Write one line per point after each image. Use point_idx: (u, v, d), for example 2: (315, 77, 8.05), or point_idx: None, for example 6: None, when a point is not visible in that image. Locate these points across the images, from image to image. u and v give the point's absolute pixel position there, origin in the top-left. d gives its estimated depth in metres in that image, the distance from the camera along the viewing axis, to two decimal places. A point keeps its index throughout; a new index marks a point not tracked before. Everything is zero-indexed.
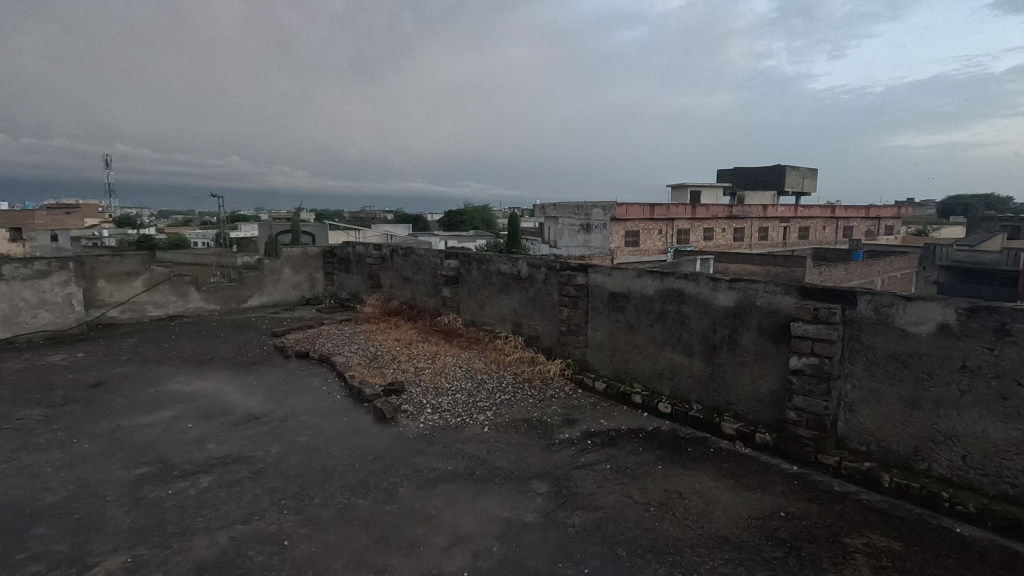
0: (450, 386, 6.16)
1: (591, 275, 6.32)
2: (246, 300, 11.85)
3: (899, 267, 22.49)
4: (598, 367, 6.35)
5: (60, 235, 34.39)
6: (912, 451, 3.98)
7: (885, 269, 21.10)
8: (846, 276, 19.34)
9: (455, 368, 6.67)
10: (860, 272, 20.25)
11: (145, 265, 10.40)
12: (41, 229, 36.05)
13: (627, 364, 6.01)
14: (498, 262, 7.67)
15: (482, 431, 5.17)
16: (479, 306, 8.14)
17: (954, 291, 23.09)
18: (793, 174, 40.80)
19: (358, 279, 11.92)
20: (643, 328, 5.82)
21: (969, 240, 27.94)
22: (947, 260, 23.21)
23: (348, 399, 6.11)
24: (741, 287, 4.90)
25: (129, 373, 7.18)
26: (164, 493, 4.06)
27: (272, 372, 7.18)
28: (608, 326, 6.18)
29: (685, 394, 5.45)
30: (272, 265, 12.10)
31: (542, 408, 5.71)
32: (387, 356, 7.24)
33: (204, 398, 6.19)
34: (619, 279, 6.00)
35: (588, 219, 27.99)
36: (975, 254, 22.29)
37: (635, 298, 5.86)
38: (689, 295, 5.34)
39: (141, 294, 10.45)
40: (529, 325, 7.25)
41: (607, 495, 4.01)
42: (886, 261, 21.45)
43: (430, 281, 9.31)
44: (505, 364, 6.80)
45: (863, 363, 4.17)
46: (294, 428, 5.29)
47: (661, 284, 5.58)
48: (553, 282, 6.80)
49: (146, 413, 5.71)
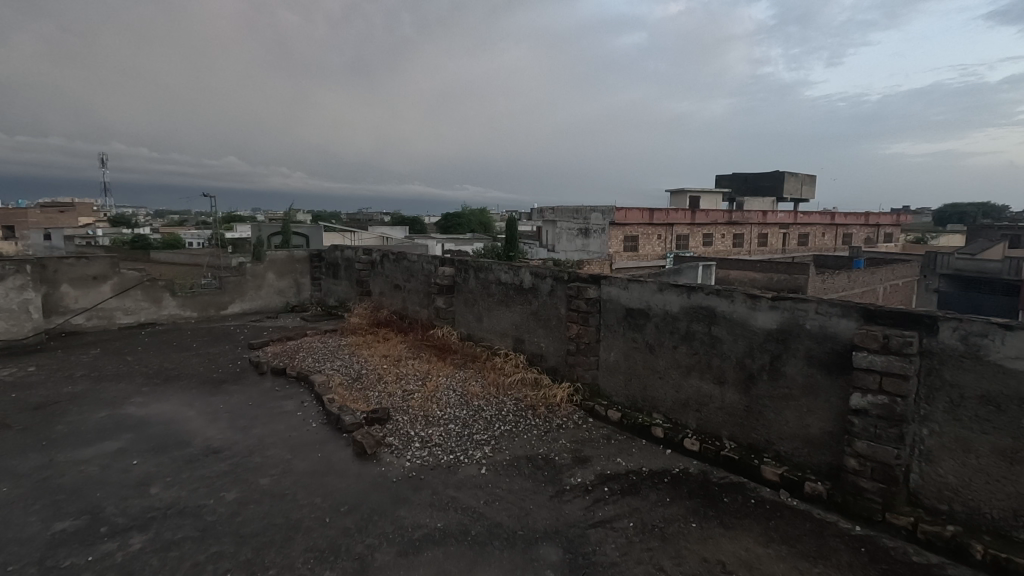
0: (443, 414, 5.39)
1: (604, 288, 5.56)
2: (226, 306, 11.03)
3: (901, 275, 21.92)
4: (611, 393, 5.59)
5: (52, 232, 33.86)
6: (1010, 515, 3.22)
7: (889, 278, 20.49)
8: (844, 286, 18.97)
9: (449, 391, 5.89)
10: (861, 278, 19.78)
11: (114, 268, 9.62)
12: (35, 228, 35.00)
13: (645, 390, 5.26)
14: (498, 271, 6.90)
15: (479, 473, 4.39)
16: (476, 318, 7.37)
17: (956, 301, 22.54)
18: (792, 181, 40.32)
19: (346, 285, 11.11)
20: (664, 350, 5.06)
21: (971, 247, 27.36)
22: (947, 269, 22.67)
23: (325, 428, 5.32)
24: (787, 306, 4.16)
25: (81, 391, 6.37)
26: (82, 562, 3.26)
27: (243, 392, 6.39)
28: (624, 346, 5.42)
29: (715, 429, 4.68)
30: (255, 269, 11.30)
31: (548, 444, 4.94)
32: (372, 375, 6.46)
33: (160, 426, 5.40)
34: (636, 293, 5.25)
35: (588, 223, 27.32)
36: (977, 263, 21.73)
37: (655, 316, 5.10)
38: (722, 315, 4.59)
39: (110, 300, 9.67)
40: (533, 341, 6.48)
41: (633, 567, 3.24)
42: (889, 269, 20.92)
43: (423, 290, 8.53)
44: (504, 387, 6.02)
45: (945, 404, 3.43)
46: (258, 466, 4.49)
47: (687, 301, 4.83)
48: (560, 295, 6.04)
49: (89, 444, 4.92)
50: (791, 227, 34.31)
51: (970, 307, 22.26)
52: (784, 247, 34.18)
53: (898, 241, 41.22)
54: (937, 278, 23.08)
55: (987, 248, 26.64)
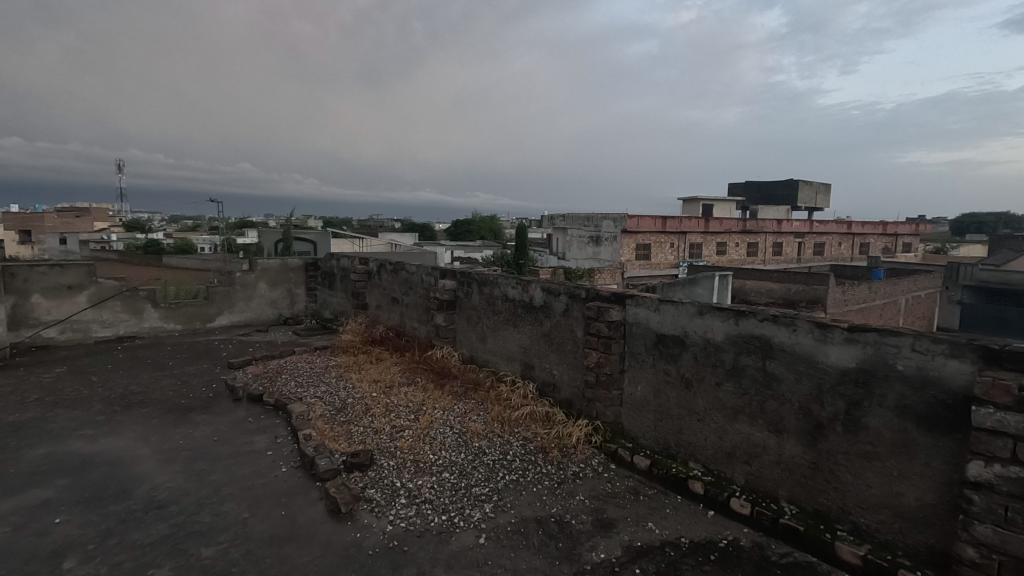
0: (436, 457, 4.53)
1: (629, 309, 4.69)
2: (213, 319, 10.28)
3: (924, 287, 20.86)
4: (638, 434, 4.70)
5: (68, 237, 34.08)
6: None
7: (910, 289, 19.47)
8: (865, 298, 17.95)
9: (446, 428, 5.04)
10: (883, 290, 18.73)
11: (90, 278, 8.92)
12: (51, 231, 34.83)
13: (679, 434, 4.38)
14: (504, 286, 6.05)
15: (477, 543, 3.53)
16: (480, 339, 6.51)
17: (980, 314, 21.48)
18: (807, 189, 39.26)
19: (342, 296, 10.31)
20: (705, 388, 4.18)
21: (995, 259, 26.21)
22: (971, 281, 21.60)
23: (297, 473, 4.48)
24: (870, 340, 3.26)
25: (27, 420, 5.58)
26: None
27: (211, 423, 5.57)
28: (653, 380, 4.54)
29: (770, 488, 3.79)
30: (245, 278, 10.54)
31: (562, 501, 4.07)
32: (359, 406, 5.63)
33: (103, 468, 4.58)
34: (670, 316, 4.37)
35: (599, 231, 26.45)
36: (1001, 274, 20.77)
37: (694, 345, 4.22)
38: (780, 348, 3.70)
39: (85, 311, 8.94)
40: (543, 367, 5.61)
41: None
42: (911, 281, 19.90)
43: (422, 305, 7.69)
44: (510, 423, 5.16)
45: None
46: (206, 529, 3.65)
47: (734, 328, 3.95)
48: (577, 315, 5.17)
49: (12, 493, 4.11)
50: (806, 236, 33.19)
51: (996, 320, 21.24)
52: (801, 257, 33.05)
53: (917, 251, 39.93)
54: (959, 289, 22.03)
55: (1011, 260, 25.52)
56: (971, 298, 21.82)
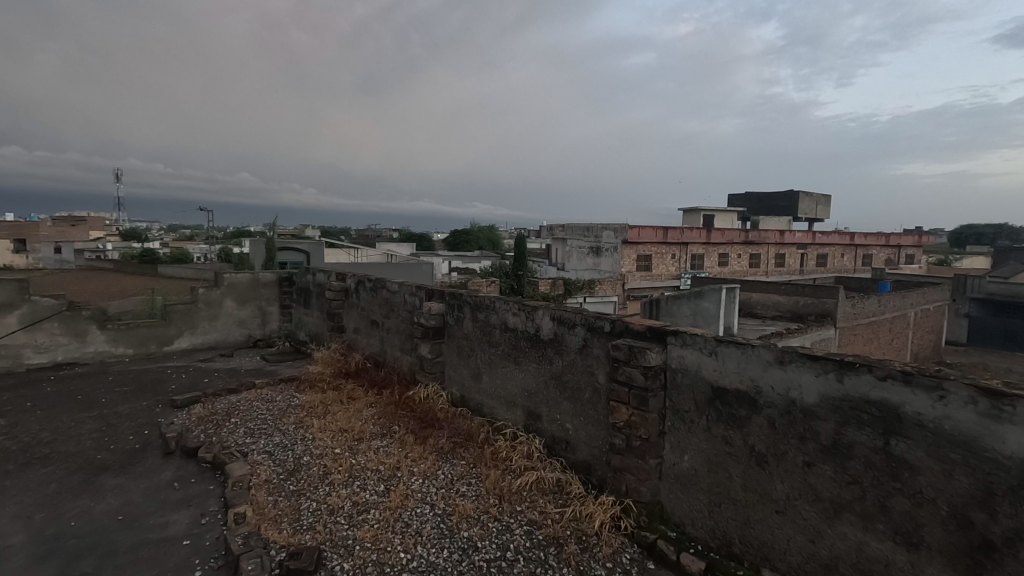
0: (408, 557, 3.28)
1: (674, 352, 3.46)
2: (171, 341, 9.02)
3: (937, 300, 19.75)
4: (685, 521, 3.47)
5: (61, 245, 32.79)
6: None
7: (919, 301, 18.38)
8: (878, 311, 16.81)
9: (424, 507, 3.78)
10: (894, 303, 17.62)
11: (22, 295, 7.70)
12: (43, 240, 33.65)
13: (749, 528, 3.13)
14: (503, 312, 4.82)
15: None
16: (473, 376, 5.28)
17: (990, 328, 20.41)
18: (809, 200, 38.30)
19: (317, 316, 9.07)
20: (789, 468, 2.94)
21: (1003, 271, 25.16)
22: (981, 294, 20.53)
23: None
24: None
25: None
26: None
27: (123, 491, 4.30)
28: (708, 451, 3.32)
29: None
30: (208, 295, 9.30)
31: None
32: (316, 468, 4.38)
33: None
34: (734, 363, 3.14)
35: (599, 241, 25.32)
36: (1014, 287, 19.73)
37: (771, 407, 3.00)
38: (913, 422, 2.48)
39: (15, 334, 7.70)
40: (553, 418, 4.37)
41: None
42: (921, 293, 18.81)
43: (405, 330, 6.45)
44: (511, 496, 3.90)
45: None
46: None
47: (837, 388, 2.72)
48: (599, 355, 3.94)
49: None
50: (811, 247, 32.12)
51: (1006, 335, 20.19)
52: (805, 269, 31.92)
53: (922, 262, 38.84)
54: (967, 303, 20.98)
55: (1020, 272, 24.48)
56: (980, 310, 20.78)
